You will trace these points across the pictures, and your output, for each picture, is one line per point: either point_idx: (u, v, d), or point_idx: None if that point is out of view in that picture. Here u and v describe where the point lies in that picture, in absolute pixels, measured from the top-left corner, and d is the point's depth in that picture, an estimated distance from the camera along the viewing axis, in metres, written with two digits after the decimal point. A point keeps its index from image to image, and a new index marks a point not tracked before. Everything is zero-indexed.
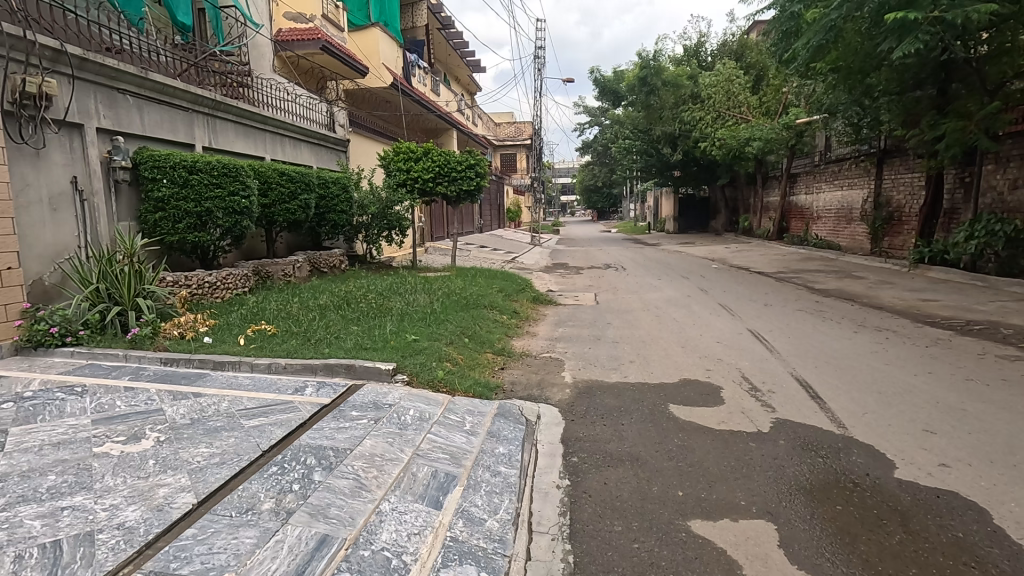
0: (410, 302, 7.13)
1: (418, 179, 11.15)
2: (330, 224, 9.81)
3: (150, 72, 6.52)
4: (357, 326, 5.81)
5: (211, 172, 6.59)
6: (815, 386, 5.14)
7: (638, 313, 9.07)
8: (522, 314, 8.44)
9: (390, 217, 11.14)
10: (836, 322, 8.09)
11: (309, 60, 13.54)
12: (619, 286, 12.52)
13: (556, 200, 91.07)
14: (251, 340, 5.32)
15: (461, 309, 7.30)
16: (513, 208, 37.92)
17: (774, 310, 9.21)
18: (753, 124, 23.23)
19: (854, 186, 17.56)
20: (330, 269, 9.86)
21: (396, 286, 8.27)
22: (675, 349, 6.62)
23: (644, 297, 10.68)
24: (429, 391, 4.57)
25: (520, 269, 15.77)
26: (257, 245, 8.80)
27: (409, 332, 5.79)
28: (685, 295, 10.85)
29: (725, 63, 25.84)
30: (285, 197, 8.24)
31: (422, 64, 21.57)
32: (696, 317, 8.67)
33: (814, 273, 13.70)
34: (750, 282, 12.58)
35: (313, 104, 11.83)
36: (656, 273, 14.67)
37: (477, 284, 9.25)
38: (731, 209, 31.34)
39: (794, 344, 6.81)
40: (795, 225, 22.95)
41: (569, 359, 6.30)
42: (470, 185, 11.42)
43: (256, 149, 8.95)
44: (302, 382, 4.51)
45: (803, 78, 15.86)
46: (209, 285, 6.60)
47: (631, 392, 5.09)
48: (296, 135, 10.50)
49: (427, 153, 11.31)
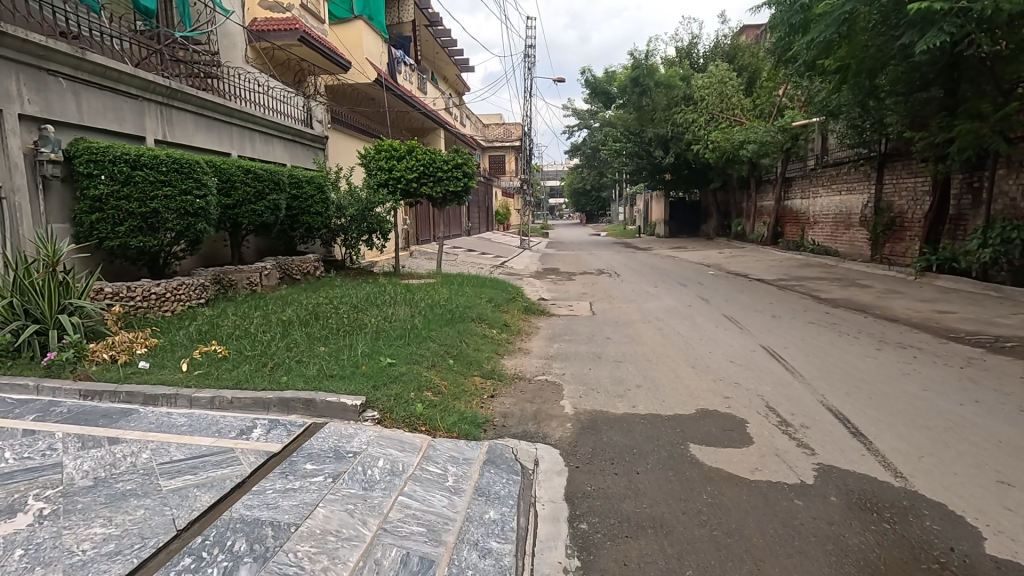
0: (390, 316, 6.34)
1: (401, 179, 10.38)
2: (304, 227, 9.00)
3: (89, 52, 5.67)
4: (325, 348, 5.01)
5: (159, 168, 5.75)
6: (853, 419, 4.46)
7: (639, 325, 8.37)
8: (513, 327, 7.71)
9: (371, 220, 10.35)
10: (853, 337, 7.48)
11: (287, 52, 12.72)
12: (614, 294, 11.83)
13: (544, 203, 90.53)
14: (195, 365, 4.50)
15: (446, 323, 6.55)
16: (502, 211, 37.18)
17: (785, 323, 8.56)
18: (747, 126, 22.80)
19: (853, 190, 17.09)
20: (303, 276, 9.05)
21: (374, 296, 7.47)
22: (685, 370, 5.93)
23: (643, 307, 10.01)
24: (405, 431, 3.81)
25: (509, 275, 15.04)
26: (220, 251, 7.97)
27: (386, 355, 5.01)
28: (686, 305, 10.19)
29: (718, 65, 25.43)
30: (251, 198, 7.41)
31: (408, 61, 20.83)
32: (701, 330, 8.00)
33: (817, 281, 13.12)
34: (752, 291, 11.96)
35: (289, 98, 11.01)
36: (652, 280, 14.03)
37: (464, 294, 8.51)
38: (723, 213, 30.92)
39: (815, 364, 6.16)
40: (790, 230, 22.49)
41: (567, 382, 5.58)
42: (457, 186, 10.68)
43: (220, 144, 8.11)
44: (250, 422, 3.72)
45: (803, 79, 15.39)
46: (156, 297, 5.77)
47: (642, 427, 4.38)
48: (269, 131, 9.67)
49: (411, 152, 10.54)
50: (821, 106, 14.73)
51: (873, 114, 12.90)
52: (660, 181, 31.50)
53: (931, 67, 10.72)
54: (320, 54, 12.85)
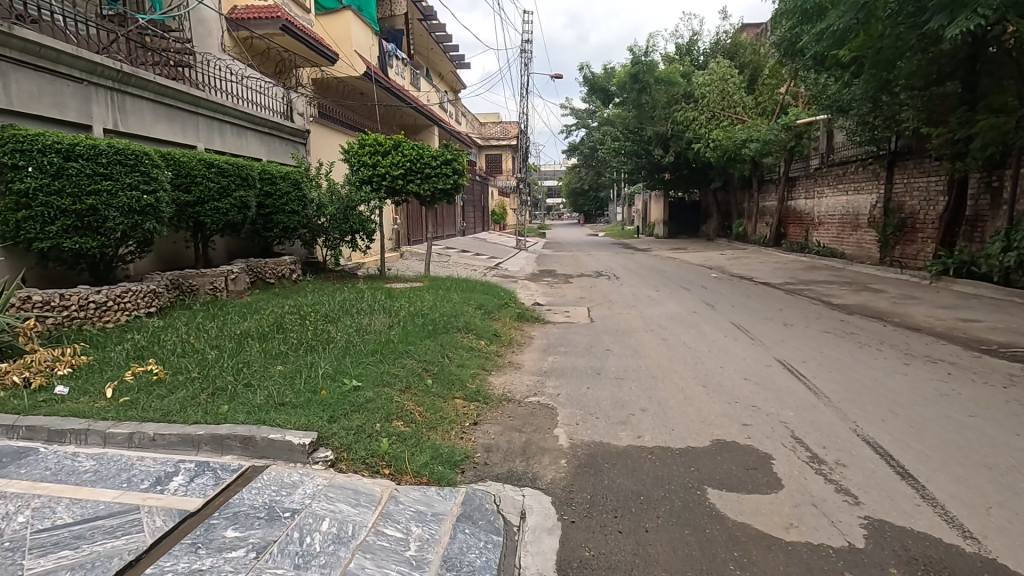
0: (364, 327, 5.68)
1: (386, 176, 9.70)
2: (279, 227, 8.31)
3: (17, 27, 4.97)
4: (282, 368, 4.33)
5: (99, 159, 5.03)
6: (897, 456, 3.80)
7: (640, 335, 7.71)
8: (503, 337, 7.04)
9: (354, 220, 9.66)
10: (876, 350, 6.82)
11: (268, 42, 12.01)
12: (614, 298, 11.17)
13: (541, 203, 89.86)
14: (123, 390, 3.80)
15: (428, 335, 5.88)
16: (498, 211, 36.52)
17: (799, 332, 7.90)
18: (749, 124, 22.17)
19: (861, 190, 16.45)
20: (277, 280, 8.37)
21: (349, 302, 6.81)
22: (694, 390, 5.26)
23: (644, 313, 9.35)
24: (363, 477, 3.13)
25: (503, 278, 14.35)
26: (182, 253, 7.29)
27: (352, 377, 4.33)
28: (690, 311, 9.54)
29: (719, 62, 24.85)
30: (214, 194, 6.71)
31: (401, 55, 20.14)
32: (709, 341, 7.34)
33: (826, 285, 12.47)
34: (758, 296, 11.32)
35: (268, 89, 10.30)
36: (652, 283, 13.40)
37: (451, 300, 7.85)
38: (723, 213, 30.31)
39: (840, 382, 5.51)
40: (793, 231, 21.86)
41: (563, 403, 4.91)
42: (446, 184, 10.02)
43: (184, 135, 7.41)
44: (171, 466, 3.04)
45: (811, 74, 14.75)
46: (95, 307, 5.07)
47: (650, 464, 3.71)
48: (244, 123, 8.96)
49: (397, 146, 9.85)
50: (830, 102, 14.12)
51: (886, 110, 12.29)
52: (659, 180, 30.88)
53: (952, 57, 10.09)
54: (304, 44, 12.13)
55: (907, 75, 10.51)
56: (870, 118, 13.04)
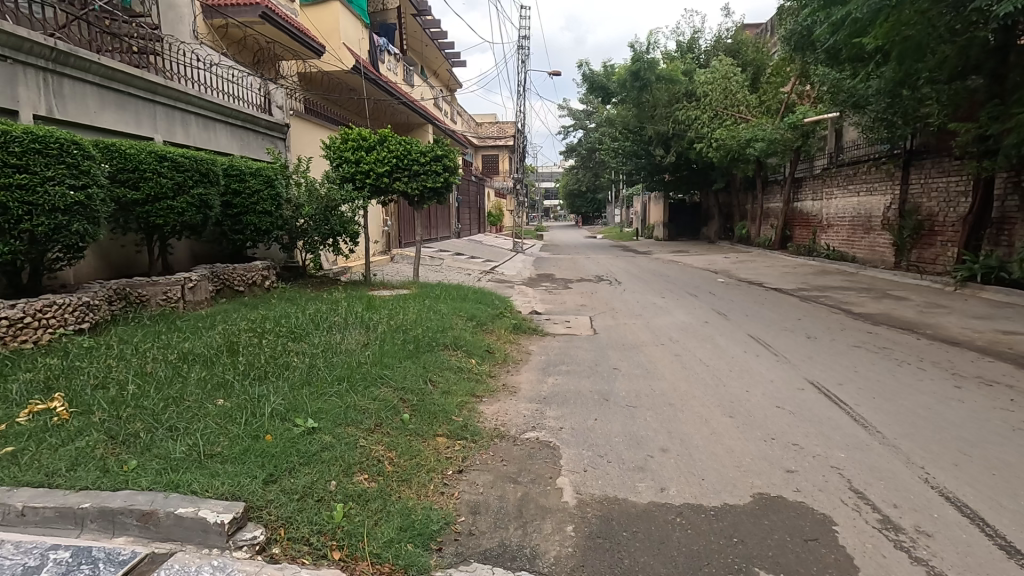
0: (333, 348, 4.85)
1: (371, 173, 8.91)
2: (249, 229, 7.49)
3: None
4: (223, 403, 3.51)
5: (9, 147, 4.20)
6: (993, 521, 3.00)
7: (651, 350, 6.92)
8: (497, 353, 6.25)
9: (335, 221, 8.85)
10: (918, 368, 6.05)
11: (248, 31, 11.17)
12: (618, 305, 10.40)
13: (539, 204, 89.17)
14: (9, 437, 2.97)
15: (409, 356, 5.06)
16: (495, 212, 35.79)
17: (825, 347, 7.11)
18: (753, 123, 21.46)
19: (873, 191, 15.70)
20: (247, 288, 7.56)
21: (322, 314, 6.00)
22: (721, 423, 4.45)
23: (652, 323, 8.58)
24: (301, 569, 2.32)
25: (498, 283, 13.54)
26: (134, 258, 6.47)
27: (308, 415, 3.50)
28: (701, 321, 8.73)
29: (722, 60, 24.18)
30: (167, 191, 5.89)
31: (393, 50, 19.37)
32: (727, 357, 6.55)
33: (843, 292, 11.71)
34: (772, 303, 10.53)
35: (244, 80, 9.40)
36: (657, 289, 12.65)
37: (440, 310, 7.07)
38: (725, 215, 29.63)
39: (889, 410, 4.73)
40: (799, 233, 21.12)
41: (566, 441, 4.10)
42: (435, 182, 9.23)
43: (138, 125, 6.58)
44: (36, 558, 2.22)
45: (823, 69, 14.03)
46: (7, 324, 4.24)
47: (680, 534, 2.90)
48: (214, 115, 8.09)
49: (382, 141, 9.07)
50: (847, 98, 13.36)
51: (907, 105, 11.56)
52: (658, 181, 30.17)
53: (983, 45, 9.36)
54: (288, 35, 11.29)
55: (934, 65, 9.77)
56: (888, 114, 12.30)
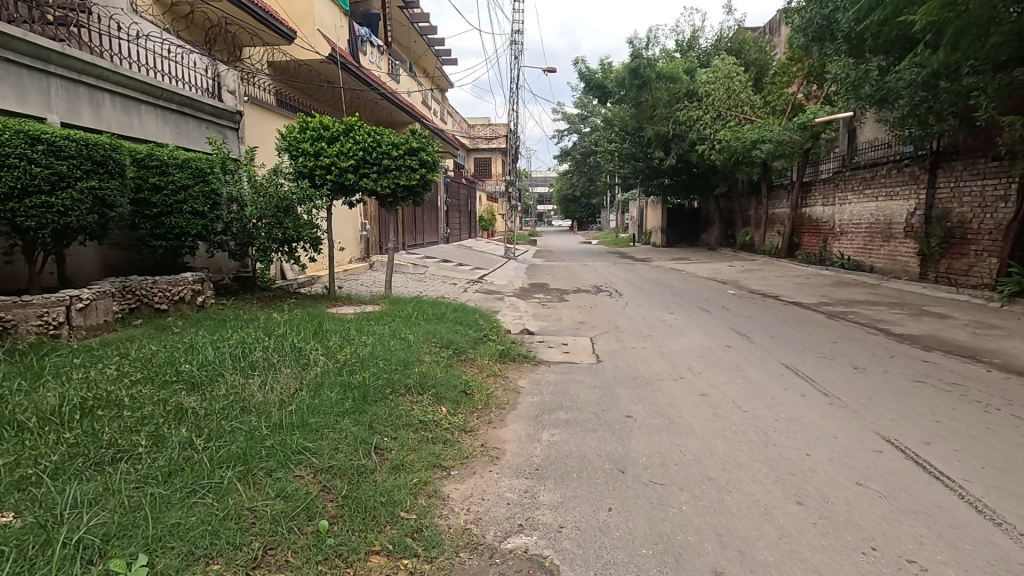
0: (242, 402, 3.46)
1: (332, 168, 7.56)
2: (174, 234, 6.10)
3: None
4: (7, 524, 2.12)
5: None
6: None
7: (669, 387, 5.56)
8: (475, 396, 4.89)
9: (290, 223, 7.45)
10: (1015, 416, 4.74)
11: (201, 8, 9.77)
12: (622, 323, 9.07)
13: (532, 209, 88.19)
14: None
15: (348, 413, 3.66)
16: (485, 216, 34.55)
17: (882, 382, 5.78)
18: (759, 124, 20.30)
19: (894, 196, 14.48)
20: (175, 307, 6.18)
21: (246, 344, 4.60)
22: (791, 519, 3.08)
23: (664, 347, 7.26)
24: None
25: (487, 295, 12.21)
26: (10, 271, 5.12)
27: (142, 546, 2.11)
28: (722, 345, 7.39)
29: (724, 58, 23.06)
30: (43, 185, 4.49)
31: (376, 43, 18.06)
32: (766, 399, 5.19)
33: (871, 307, 10.43)
34: (796, 322, 9.22)
35: (185, 57, 7.91)
36: (663, 302, 11.36)
37: (408, 337, 5.72)
38: (725, 220, 28.50)
39: (1017, 490, 3.41)
40: (807, 241, 19.91)
41: (568, 556, 2.73)
42: (409, 180, 7.89)
43: (21, 102, 5.18)
44: None
45: (844, 61, 12.81)
46: None
47: None
48: (138, 95, 6.65)
49: (348, 131, 7.74)
50: (871, 93, 12.18)
51: (944, 99, 10.34)
52: (657, 186, 29.04)
53: None
54: (249, 14, 9.92)
55: (986, 52, 8.54)
56: (919, 110, 11.10)
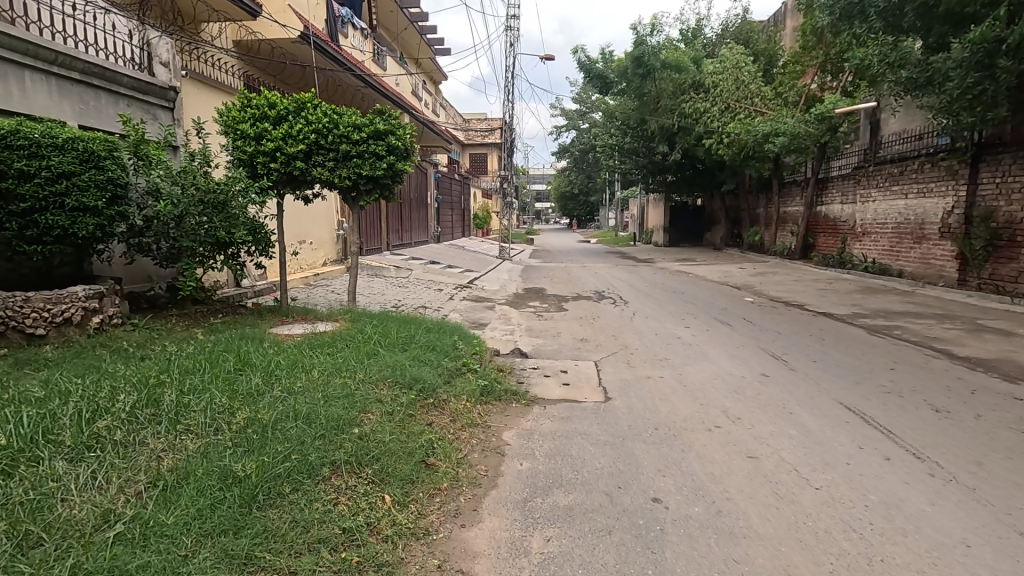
0: (20, 532, 2.09)
1: (278, 154, 6.12)
2: (57, 236, 4.71)
3: None
4: None
5: None
6: None
7: (703, 444, 4.18)
8: (439, 468, 3.50)
9: (221, 218, 5.94)
10: None
11: None
12: (630, 341, 7.69)
13: (528, 208, 86.72)
14: None
15: (210, 540, 2.23)
16: (480, 214, 33.13)
17: (983, 435, 4.37)
18: (771, 116, 18.96)
19: (926, 193, 13.12)
20: (63, 328, 4.78)
21: (106, 399, 3.19)
22: None
23: (686, 378, 5.87)
24: None
25: (475, 303, 10.84)
26: None
27: None
28: (756, 375, 6.01)
29: (733, 47, 21.75)
30: None
31: (360, 26, 16.64)
32: (840, 466, 3.80)
33: (915, 320, 9.08)
34: (835, 340, 7.84)
35: (98, 17, 6.38)
36: (675, 312, 10.01)
37: (357, 375, 4.34)
38: (731, 219, 27.18)
39: None
40: (823, 241, 18.54)
41: None
42: (374, 169, 6.47)
43: None
44: None
45: (877, 41, 11.46)
46: None
47: None
48: (18, 57, 5.17)
49: (300, 110, 6.31)
50: (906, 79, 10.85)
51: (1001, 82, 9.00)
52: (659, 182, 27.77)
53: None
54: None
55: None
56: (968, 96, 9.76)
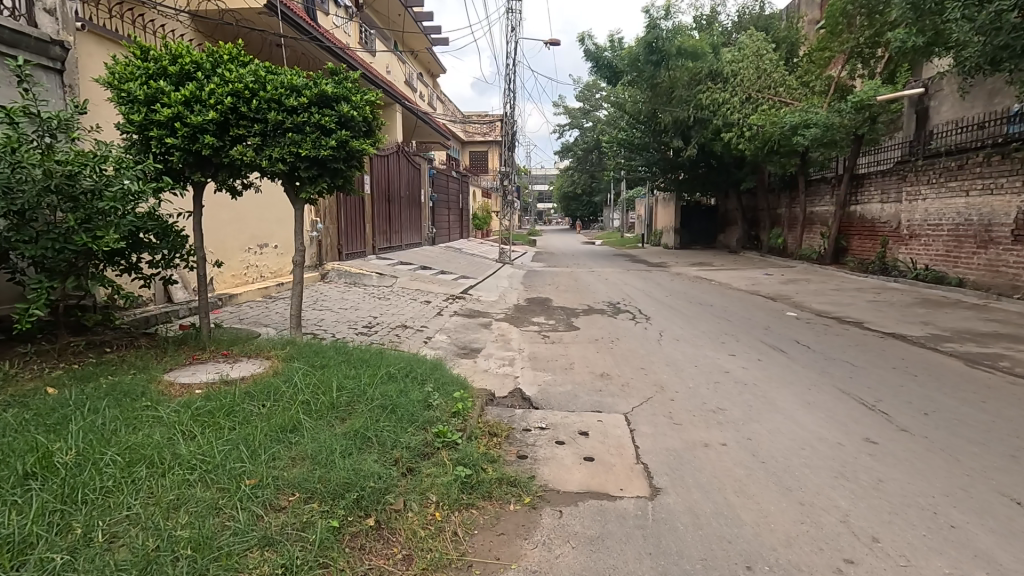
0: None
1: (177, 123, 4.30)
2: None
3: None
4: None
5: None
6: None
7: None
8: None
9: (82, 218, 3.98)
10: None
11: None
12: (664, 378, 5.87)
13: (530, 208, 84.54)
14: None
15: None
16: (481, 215, 31.27)
17: None
18: (799, 106, 17.14)
19: (994, 190, 11.29)
20: None
21: None
22: None
23: (763, 449, 4.04)
24: None
25: (469, 319, 9.04)
26: None
27: None
28: (861, 444, 4.17)
29: (753, 33, 19.87)
30: None
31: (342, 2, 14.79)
32: None
33: (1017, 346, 7.24)
34: (930, 375, 6.03)
35: None
36: (712, 333, 8.17)
37: (239, 489, 2.52)
38: (749, 220, 25.32)
39: None
40: (858, 245, 16.69)
41: None
42: (318, 149, 4.68)
43: None
44: None
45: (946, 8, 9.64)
46: None
47: None
48: None
49: (216, 68, 4.53)
50: (984, 54, 9.01)
51: None
52: (671, 181, 25.95)
53: None
54: None
55: None
56: None
